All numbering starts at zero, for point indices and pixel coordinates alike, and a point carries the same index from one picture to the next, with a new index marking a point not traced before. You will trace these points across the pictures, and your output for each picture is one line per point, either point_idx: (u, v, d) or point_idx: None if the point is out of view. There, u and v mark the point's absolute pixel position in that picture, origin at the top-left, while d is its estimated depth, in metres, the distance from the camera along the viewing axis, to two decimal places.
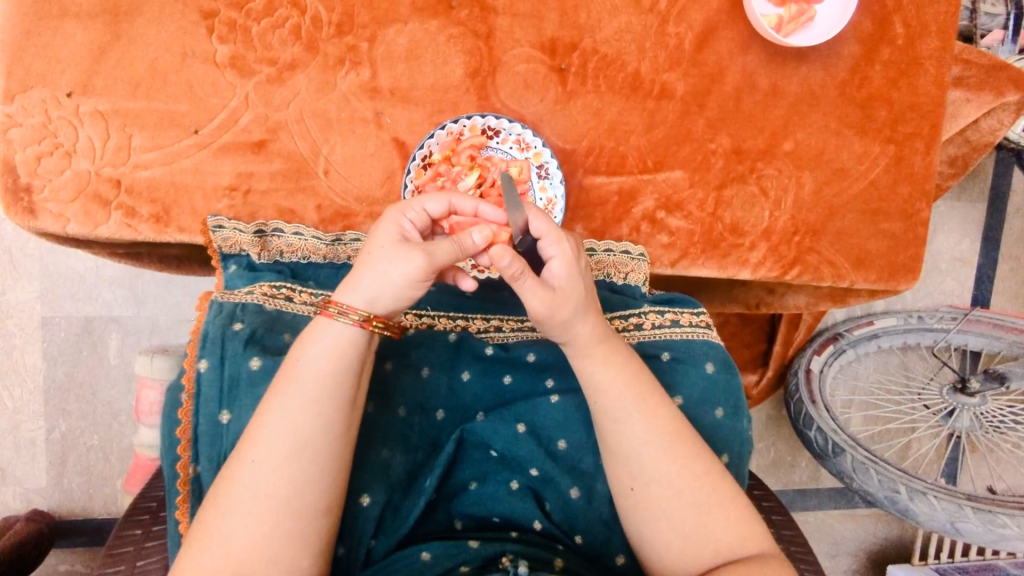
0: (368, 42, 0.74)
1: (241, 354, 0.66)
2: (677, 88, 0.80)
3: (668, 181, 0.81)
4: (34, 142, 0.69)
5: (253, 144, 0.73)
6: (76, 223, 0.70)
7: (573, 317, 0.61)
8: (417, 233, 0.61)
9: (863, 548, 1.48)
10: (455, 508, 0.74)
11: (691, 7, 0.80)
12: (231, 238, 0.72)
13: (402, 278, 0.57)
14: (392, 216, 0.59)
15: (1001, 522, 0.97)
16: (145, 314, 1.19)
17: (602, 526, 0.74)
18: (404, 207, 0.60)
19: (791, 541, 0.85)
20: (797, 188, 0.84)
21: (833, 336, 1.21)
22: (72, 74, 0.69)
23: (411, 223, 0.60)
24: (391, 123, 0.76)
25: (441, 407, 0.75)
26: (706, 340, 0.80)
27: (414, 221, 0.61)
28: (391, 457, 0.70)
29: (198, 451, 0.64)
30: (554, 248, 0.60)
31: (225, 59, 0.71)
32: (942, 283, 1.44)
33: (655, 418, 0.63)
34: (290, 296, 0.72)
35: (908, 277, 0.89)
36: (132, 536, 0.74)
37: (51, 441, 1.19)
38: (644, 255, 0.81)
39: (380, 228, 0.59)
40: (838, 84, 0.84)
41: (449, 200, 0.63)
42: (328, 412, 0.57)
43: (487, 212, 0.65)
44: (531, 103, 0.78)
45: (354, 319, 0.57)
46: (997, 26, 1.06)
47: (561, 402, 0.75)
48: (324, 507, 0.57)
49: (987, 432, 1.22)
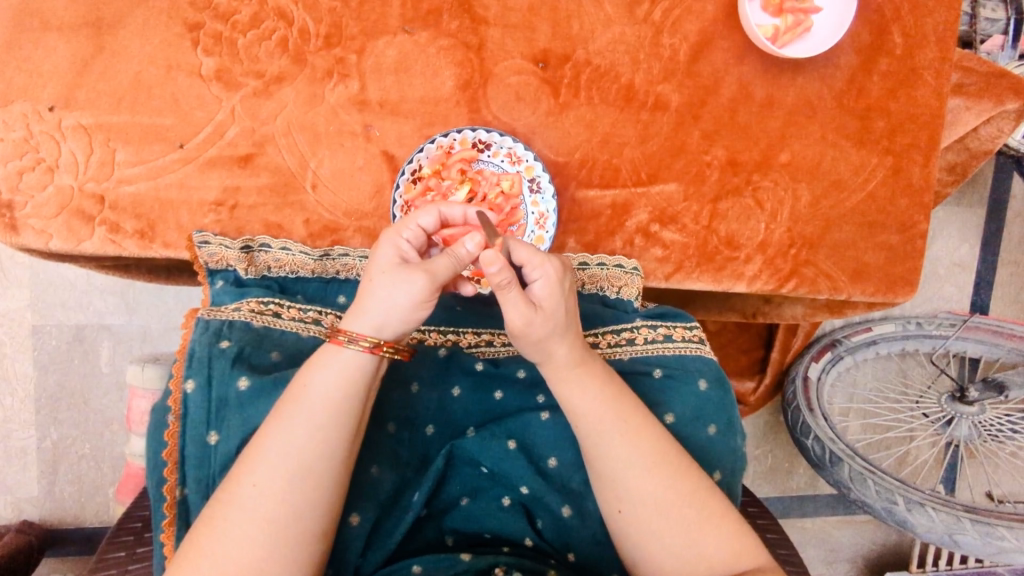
0: (356, 54, 0.72)
1: (228, 374, 0.65)
2: (671, 100, 0.79)
3: (662, 194, 0.80)
4: (16, 157, 0.68)
5: (240, 157, 0.72)
6: (59, 239, 0.69)
7: (549, 337, 0.59)
8: (415, 252, 0.60)
9: (862, 555, 1.47)
10: (446, 524, 0.73)
11: (685, 17, 0.78)
12: (217, 254, 0.71)
13: (406, 301, 0.56)
14: (390, 238, 0.58)
15: (1000, 534, 0.96)
16: (136, 322, 1.18)
17: (595, 545, 0.72)
18: (399, 227, 0.59)
19: (786, 561, 0.83)
20: (793, 201, 0.83)
21: (830, 343, 1.20)
22: (54, 88, 0.69)
23: (408, 244, 0.59)
24: (380, 136, 0.74)
25: (431, 422, 0.73)
26: (700, 356, 0.79)
27: (410, 241, 0.59)
28: (380, 476, 0.69)
29: (185, 474, 0.63)
30: (536, 271, 0.59)
31: (211, 72, 0.70)
32: (940, 290, 1.43)
33: (639, 441, 0.62)
34: (278, 312, 0.71)
35: (907, 289, 0.87)
36: (116, 558, 0.73)
37: (42, 450, 1.18)
38: (637, 269, 0.80)
39: (378, 251, 0.58)
40: (835, 95, 0.83)
41: (438, 211, 0.62)
42: (333, 437, 0.55)
43: (477, 219, 0.65)
44: (523, 115, 0.77)
45: (365, 346, 0.56)
46: (997, 31, 1.04)
47: (552, 419, 0.74)
48: (318, 534, 0.55)
49: (986, 441, 1.21)
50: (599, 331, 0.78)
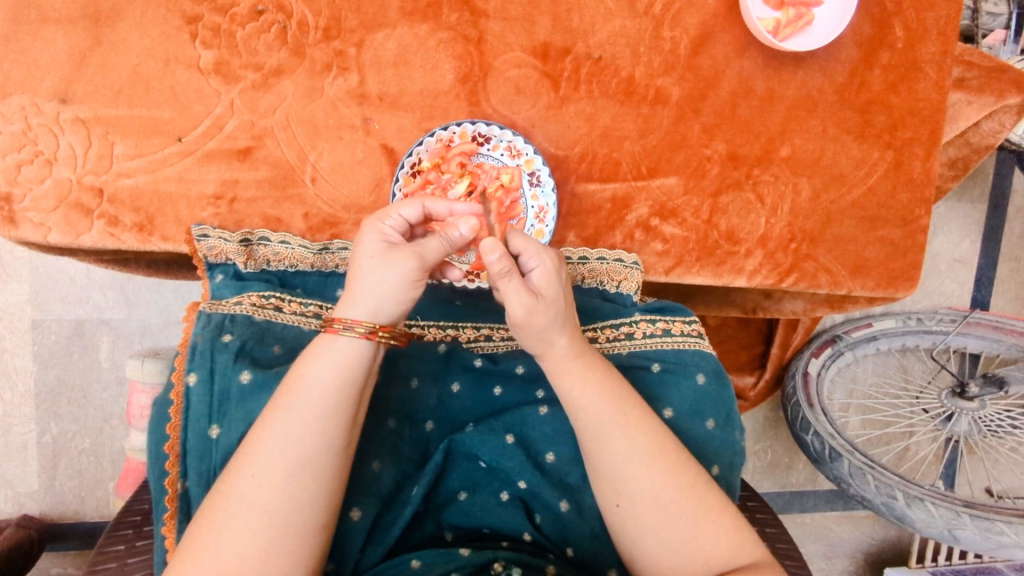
0: (356, 47, 0.72)
1: (230, 368, 0.65)
2: (672, 93, 0.79)
3: (662, 188, 0.80)
4: (15, 150, 0.68)
5: (238, 151, 0.72)
6: (58, 232, 0.69)
7: (550, 327, 0.59)
8: (399, 238, 0.60)
9: (861, 550, 1.47)
10: (445, 518, 0.72)
11: (686, 10, 0.78)
12: (216, 247, 0.71)
13: (398, 282, 0.57)
14: (372, 225, 0.59)
15: (999, 529, 0.97)
16: (136, 317, 1.18)
17: (594, 541, 0.72)
18: (381, 215, 0.60)
19: (785, 555, 0.83)
20: (794, 195, 0.83)
21: (831, 338, 1.19)
22: (52, 80, 0.68)
23: (391, 229, 0.60)
24: (379, 129, 0.74)
25: (431, 418, 0.74)
26: (699, 350, 0.79)
27: (394, 227, 0.60)
28: (381, 470, 0.69)
29: (186, 467, 0.62)
30: (534, 260, 0.59)
31: (210, 65, 0.70)
32: (941, 285, 1.42)
33: (636, 436, 0.62)
34: (279, 305, 0.71)
35: (908, 284, 0.87)
36: (115, 552, 0.73)
37: (42, 444, 1.17)
38: (637, 263, 0.80)
39: (362, 238, 0.59)
40: (836, 88, 0.82)
41: (423, 204, 0.62)
42: (331, 429, 0.55)
43: (466, 210, 0.65)
44: (522, 108, 0.76)
45: (361, 332, 0.56)
46: (999, 26, 1.04)
47: (549, 413, 0.74)
48: (317, 528, 0.55)
49: (986, 438, 1.20)
50: (598, 325, 0.78)
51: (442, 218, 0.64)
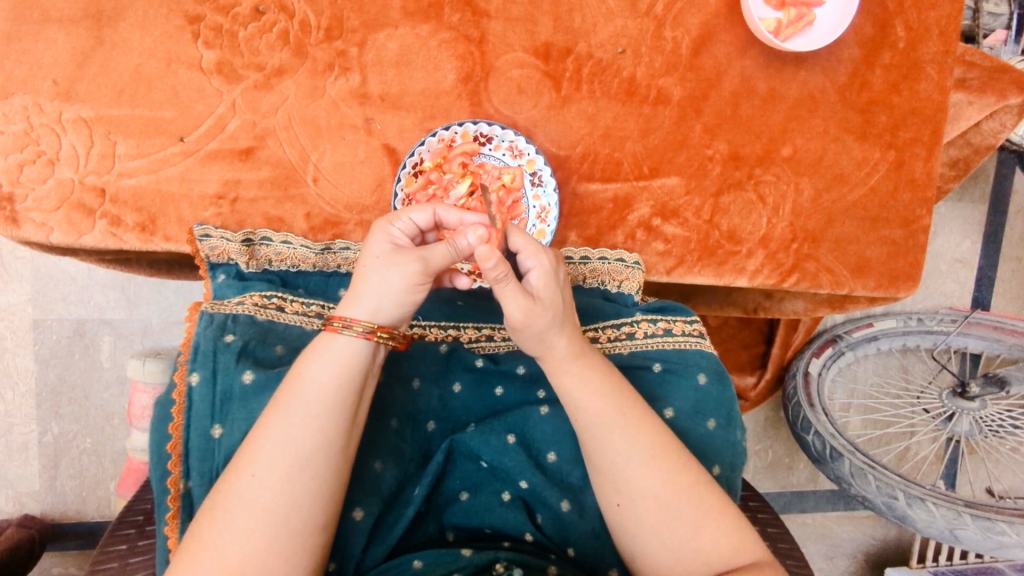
0: (357, 47, 0.72)
1: (233, 368, 0.65)
2: (673, 93, 0.79)
3: (664, 188, 0.80)
4: (16, 150, 0.68)
5: (240, 151, 0.72)
6: (60, 231, 0.69)
7: (550, 327, 0.59)
8: (407, 242, 0.61)
9: (861, 550, 1.47)
10: (446, 519, 0.72)
11: (687, 10, 0.78)
12: (218, 247, 0.71)
13: (400, 284, 0.57)
14: (381, 227, 0.59)
15: (1000, 529, 0.97)
16: (137, 317, 1.18)
17: (595, 540, 0.72)
18: (392, 217, 0.60)
19: (787, 555, 0.83)
20: (795, 195, 0.83)
21: (832, 338, 1.19)
22: (53, 80, 0.68)
23: (400, 232, 0.60)
24: (381, 129, 0.74)
25: (432, 418, 0.74)
26: (700, 350, 0.79)
27: (403, 231, 0.60)
28: (383, 471, 0.69)
29: (188, 467, 0.62)
30: (532, 260, 0.59)
31: (211, 65, 0.70)
32: (942, 285, 1.42)
33: (638, 435, 0.62)
34: (281, 305, 0.71)
35: (909, 284, 0.87)
36: (116, 552, 0.73)
37: (43, 444, 1.18)
38: (638, 263, 0.80)
39: (370, 239, 0.59)
40: (837, 88, 0.82)
41: (434, 211, 0.62)
42: (330, 427, 0.55)
43: (476, 221, 0.65)
44: (523, 108, 0.76)
45: (359, 331, 0.56)
46: (1000, 26, 1.03)
47: (550, 413, 0.74)
48: (317, 527, 0.55)
49: (987, 437, 1.20)
50: (600, 325, 0.78)
51: (452, 227, 0.64)
